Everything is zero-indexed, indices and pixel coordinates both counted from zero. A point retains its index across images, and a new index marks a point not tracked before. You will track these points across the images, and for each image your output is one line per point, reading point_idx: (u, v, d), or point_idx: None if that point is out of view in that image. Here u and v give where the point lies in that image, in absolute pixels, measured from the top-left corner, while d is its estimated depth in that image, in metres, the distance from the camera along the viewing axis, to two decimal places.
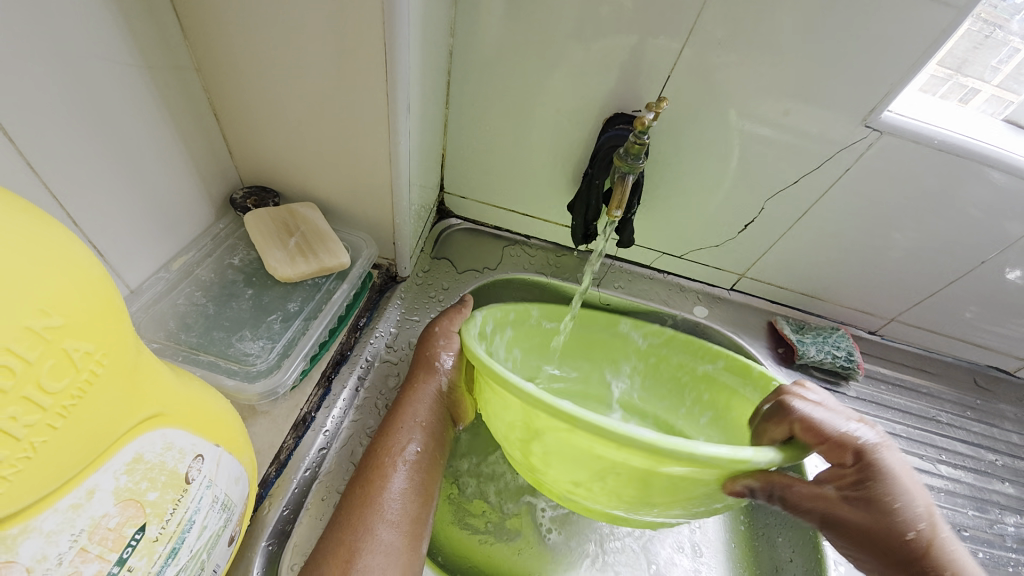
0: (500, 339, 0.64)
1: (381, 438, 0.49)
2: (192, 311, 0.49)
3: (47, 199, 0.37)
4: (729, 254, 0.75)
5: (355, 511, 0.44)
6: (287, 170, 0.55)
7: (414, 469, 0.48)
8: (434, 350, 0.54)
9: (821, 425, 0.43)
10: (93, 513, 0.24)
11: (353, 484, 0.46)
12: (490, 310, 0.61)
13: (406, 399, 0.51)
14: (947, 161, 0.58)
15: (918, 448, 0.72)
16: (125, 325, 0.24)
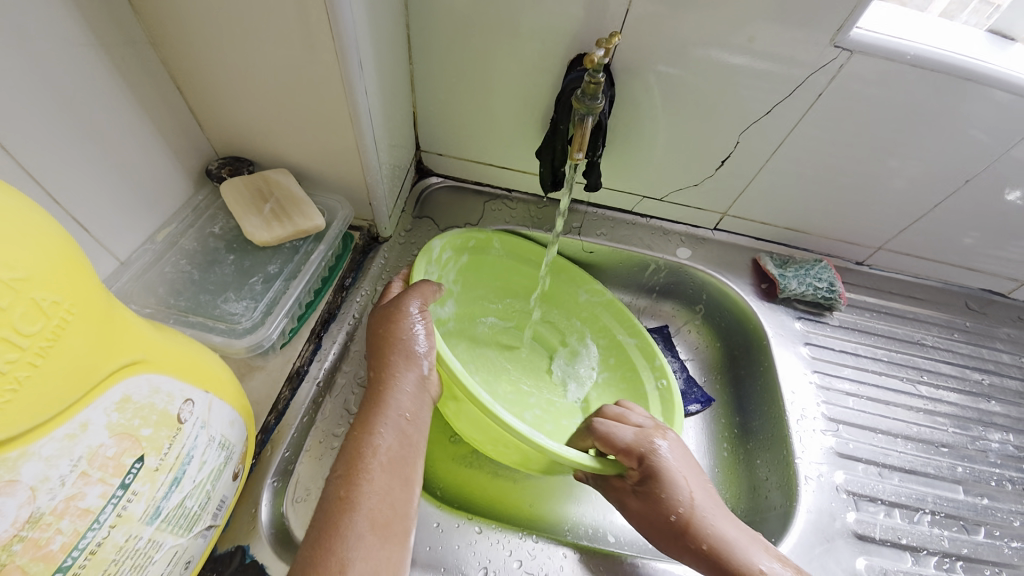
0: (455, 265, 0.69)
1: (360, 436, 0.45)
2: (179, 278, 0.52)
3: (25, 178, 0.40)
4: (710, 192, 0.75)
5: (343, 516, 0.41)
6: (256, 138, 0.56)
7: (398, 467, 0.45)
8: (405, 335, 0.50)
9: (612, 435, 0.52)
10: (88, 443, 0.27)
11: (335, 490, 0.43)
12: (451, 239, 0.67)
13: (381, 392, 0.48)
14: (926, 77, 0.56)
15: (899, 370, 0.74)
16: (88, 279, 0.27)
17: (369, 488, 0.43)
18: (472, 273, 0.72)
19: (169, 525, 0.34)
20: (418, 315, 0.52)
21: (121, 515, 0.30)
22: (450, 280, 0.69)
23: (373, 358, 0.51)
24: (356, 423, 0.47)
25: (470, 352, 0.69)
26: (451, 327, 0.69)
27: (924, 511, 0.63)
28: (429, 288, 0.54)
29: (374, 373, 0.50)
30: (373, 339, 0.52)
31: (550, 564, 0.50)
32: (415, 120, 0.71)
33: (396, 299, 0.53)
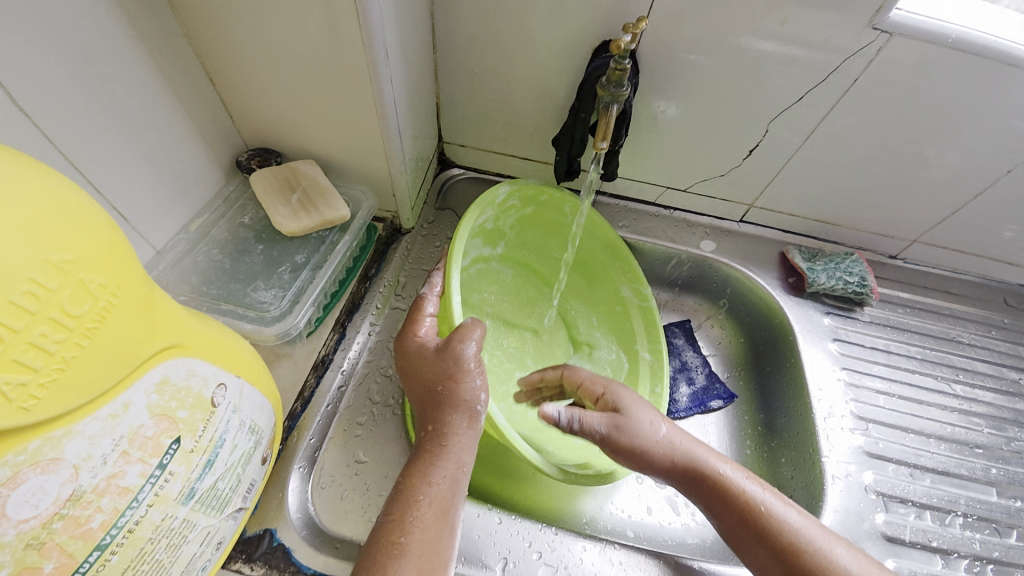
0: (516, 213, 0.69)
1: (415, 483, 0.45)
2: (211, 267, 0.54)
3: (68, 167, 0.41)
4: (736, 183, 0.73)
5: (392, 561, 0.40)
6: (284, 129, 0.57)
7: (448, 516, 0.44)
8: (464, 383, 0.49)
9: (578, 373, 0.56)
10: (130, 423, 0.28)
11: (387, 535, 0.41)
12: (521, 187, 0.66)
13: (433, 441, 0.47)
14: (971, 61, 0.53)
15: (932, 368, 0.71)
16: (130, 264, 0.27)
17: (421, 536, 0.41)
18: (533, 221, 0.72)
19: (202, 506, 0.36)
20: (474, 362, 0.50)
21: (158, 494, 0.31)
22: (506, 225, 0.70)
23: (425, 403, 0.50)
24: (409, 469, 0.46)
25: (507, 293, 0.71)
26: (500, 267, 0.72)
27: (956, 513, 0.61)
28: (484, 337, 0.52)
29: (427, 420, 0.49)
30: (425, 382, 0.50)
31: (569, 557, 0.50)
32: (438, 111, 0.71)
33: (452, 342, 0.51)
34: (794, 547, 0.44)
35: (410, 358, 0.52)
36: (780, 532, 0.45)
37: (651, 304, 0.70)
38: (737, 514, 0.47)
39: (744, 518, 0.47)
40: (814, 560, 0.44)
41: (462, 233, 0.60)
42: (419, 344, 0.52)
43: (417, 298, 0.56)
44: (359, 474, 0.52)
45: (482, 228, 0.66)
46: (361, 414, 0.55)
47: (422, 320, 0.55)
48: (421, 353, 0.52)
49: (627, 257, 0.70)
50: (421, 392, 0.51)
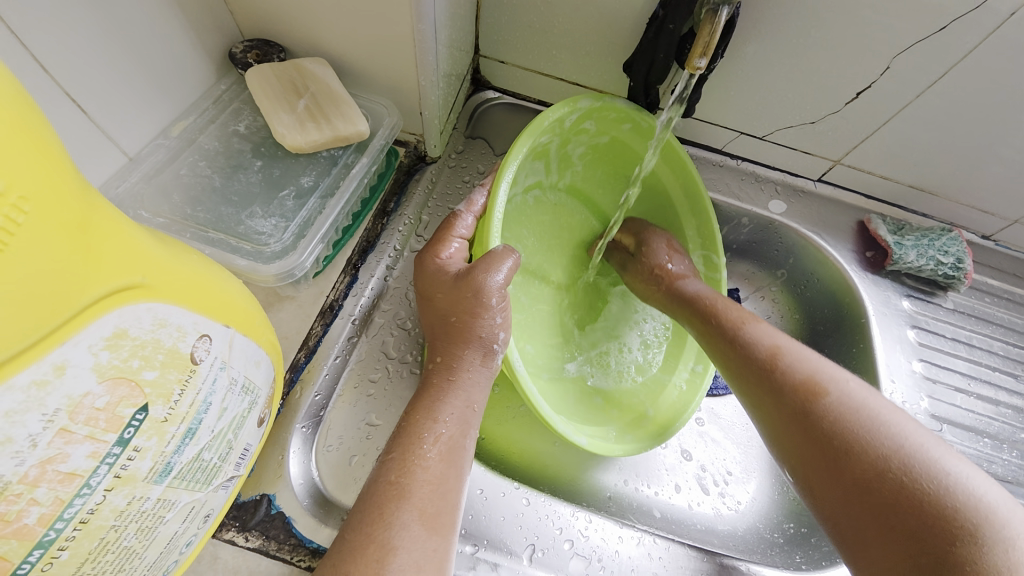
0: (588, 139, 0.57)
1: (419, 420, 0.38)
2: (198, 183, 0.44)
3: (8, 41, 0.30)
4: (826, 135, 0.61)
5: (391, 503, 0.33)
6: (288, 16, 0.45)
7: (456, 457, 0.37)
8: (482, 317, 0.42)
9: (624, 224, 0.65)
10: (69, 391, 0.21)
11: (385, 473, 0.35)
12: (603, 108, 0.53)
13: (439, 375, 0.41)
14: None
15: (1016, 367, 0.64)
16: (39, 168, 0.19)
17: (424, 477, 0.35)
18: (607, 152, 0.59)
19: (183, 482, 0.29)
20: (497, 293, 0.42)
21: (119, 476, 0.24)
22: (574, 153, 0.59)
23: (435, 336, 0.43)
24: (413, 405, 0.40)
25: (564, 228, 0.62)
26: (567, 200, 0.62)
27: None
28: (517, 268, 0.43)
29: (435, 352, 0.43)
30: (438, 312, 0.43)
31: (603, 548, 0.46)
32: (476, 13, 0.56)
33: (475, 270, 0.42)
34: (742, 339, 0.47)
35: (425, 282, 0.44)
36: (735, 327, 0.48)
37: (719, 277, 0.59)
38: (704, 316, 0.51)
39: (706, 318, 0.51)
40: (756, 348, 0.46)
41: (517, 151, 0.48)
42: (439, 267, 0.44)
43: (449, 215, 0.47)
44: (371, 438, 0.46)
45: (545, 151, 0.55)
46: (375, 370, 0.48)
47: (449, 241, 0.46)
48: (437, 278, 0.43)
49: (705, 216, 0.58)
50: (433, 323, 0.44)
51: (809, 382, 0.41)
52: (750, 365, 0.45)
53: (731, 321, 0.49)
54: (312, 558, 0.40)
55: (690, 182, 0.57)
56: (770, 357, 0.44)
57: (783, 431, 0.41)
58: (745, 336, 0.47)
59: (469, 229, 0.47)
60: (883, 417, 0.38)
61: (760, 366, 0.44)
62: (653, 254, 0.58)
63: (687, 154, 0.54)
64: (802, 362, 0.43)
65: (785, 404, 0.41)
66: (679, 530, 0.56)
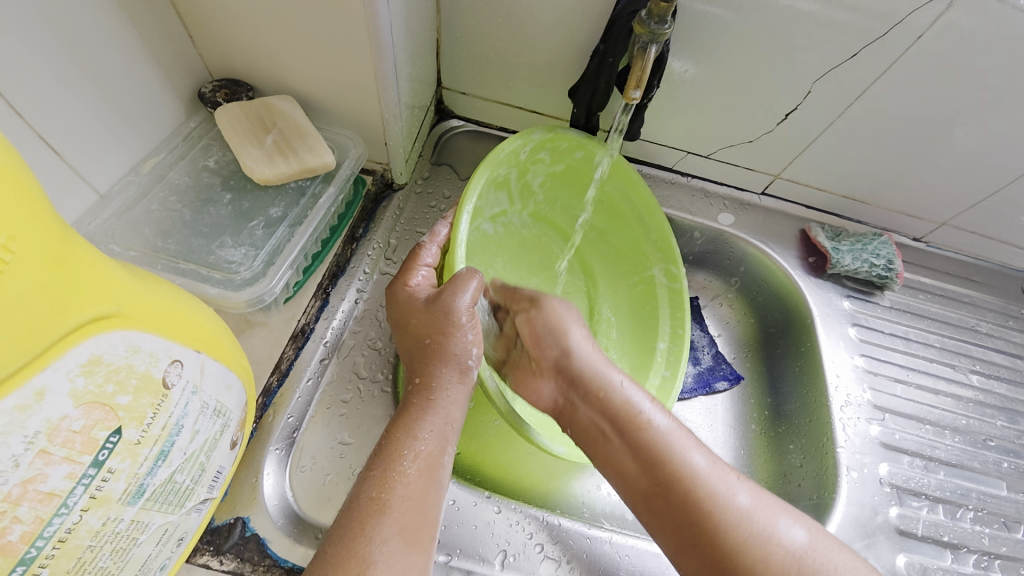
0: (545, 168, 0.61)
1: (400, 438, 0.39)
2: (168, 217, 0.46)
3: None
4: (764, 152, 0.66)
5: (372, 518, 0.35)
6: (256, 59, 0.48)
7: (435, 473, 0.39)
8: (455, 336, 0.44)
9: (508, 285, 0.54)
10: (48, 415, 0.22)
11: (367, 490, 0.36)
12: (555, 138, 0.58)
13: (417, 395, 0.42)
14: None
15: (951, 358, 0.69)
16: (31, 209, 0.21)
17: (405, 492, 0.37)
18: (562, 180, 0.63)
19: (156, 503, 0.30)
20: (467, 313, 0.45)
21: (95, 496, 0.26)
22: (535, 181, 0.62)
23: (413, 359, 0.45)
24: (393, 423, 0.41)
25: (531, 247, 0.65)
26: (528, 224, 0.65)
27: (967, 507, 0.61)
28: (482, 288, 0.46)
29: (415, 374, 0.44)
30: (414, 335, 0.45)
31: (573, 548, 0.48)
32: (436, 50, 0.60)
33: (443, 293, 0.45)
34: (662, 470, 0.40)
35: (399, 310, 0.46)
36: (670, 465, 0.40)
37: (682, 286, 0.62)
38: (618, 427, 0.43)
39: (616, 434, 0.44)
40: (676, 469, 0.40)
41: (478, 180, 0.52)
42: (409, 294, 0.46)
43: (414, 246, 0.50)
44: (344, 457, 0.47)
45: (506, 180, 0.59)
46: (347, 390, 0.50)
47: (416, 269, 0.48)
48: (410, 304, 0.46)
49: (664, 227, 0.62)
50: (410, 347, 0.46)
51: (730, 516, 0.37)
52: (689, 518, 0.38)
53: (660, 456, 0.41)
54: None
55: (646, 199, 0.61)
56: (687, 486, 0.39)
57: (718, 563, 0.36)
58: (668, 479, 0.40)
59: (434, 257, 0.50)
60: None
61: (683, 514, 0.38)
62: (554, 317, 0.50)
63: (638, 174, 0.60)
64: (749, 509, 0.37)
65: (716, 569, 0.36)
66: None
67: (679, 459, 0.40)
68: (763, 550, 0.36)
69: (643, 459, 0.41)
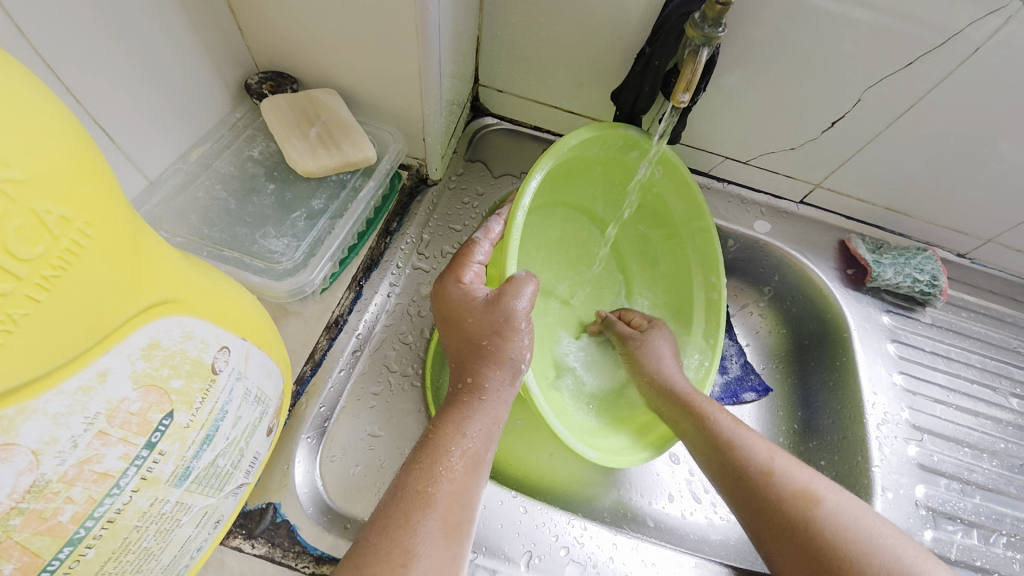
0: (593, 159, 0.58)
1: (448, 434, 0.40)
2: (214, 206, 0.47)
3: (43, 70, 0.33)
4: (805, 159, 0.64)
5: (417, 511, 0.35)
6: (303, 52, 0.48)
7: (477, 472, 0.39)
8: (511, 339, 0.44)
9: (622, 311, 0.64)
10: (108, 397, 0.23)
11: (412, 483, 0.37)
12: (612, 134, 0.55)
13: (466, 394, 0.43)
14: None
15: (993, 380, 0.66)
16: (107, 198, 0.22)
17: (449, 487, 0.37)
18: (610, 172, 0.61)
19: (199, 486, 0.31)
20: (525, 317, 0.44)
21: (145, 477, 0.27)
22: (579, 170, 0.59)
23: (463, 357, 0.45)
24: (441, 418, 0.41)
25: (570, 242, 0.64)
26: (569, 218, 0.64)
27: (1001, 533, 0.58)
28: (538, 294, 0.45)
29: (464, 373, 0.44)
30: (465, 334, 0.44)
31: (598, 555, 0.47)
32: (476, 47, 0.60)
33: (503, 296, 0.44)
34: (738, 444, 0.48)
35: (449, 307, 0.45)
36: (728, 434, 0.49)
37: (718, 297, 0.61)
38: (692, 419, 0.52)
39: (698, 419, 0.51)
40: (747, 457, 0.47)
41: (535, 174, 0.50)
42: (463, 293, 0.45)
43: (468, 241, 0.49)
44: (374, 449, 0.48)
45: (555, 171, 0.56)
46: (376, 383, 0.50)
47: (469, 265, 0.47)
48: (465, 302, 0.44)
49: (708, 235, 0.61)
50: (460, 345, 0.45)
51: (827, 520, 0.41)
52: (735, 472, 0.47)
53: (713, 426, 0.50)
54: (317, 565, 0.41)
55: (698, 206, 0.59)
56: (737, 460, 0.47)
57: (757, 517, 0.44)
58: (718, 438, 0.49)
59: (486, 254, 0.49)
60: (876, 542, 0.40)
61: (723, 457, 0.48)
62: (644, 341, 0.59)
63: (694, 180, 0.57)
64: (793, 474, 0.45)
65: (748, 503, 0.45)
66: (673, 539, 0.57)
67: (766, 471, 0.45)
68: (807, 513, 0.42)
69: (717, 437, 0.49)
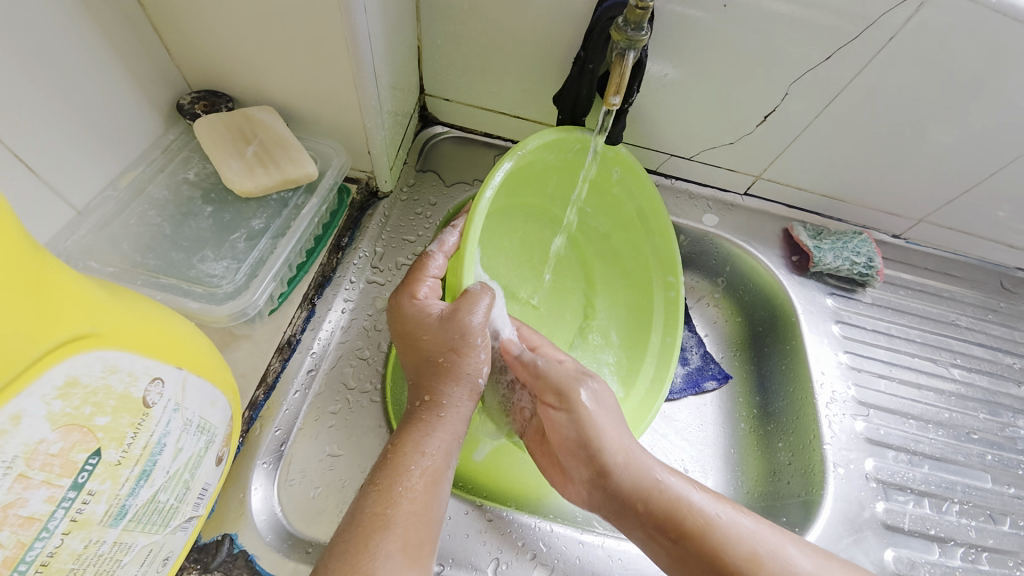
0: (548, 164, 0.59)
1: (406, 452, 0.39)
2: (149, 231, 0.45)
3: None
4: (745, 153, 0.67)
5: (376, 534, 0.35)
6: (236, 70, 0.47)
7: (438, 489, 0.39)
8: (467, 356, 0.43)
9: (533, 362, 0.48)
10: (25, 439, 0.22)
11: (370, 505, 0.36)
12: (564, 137, 0.56)
13: (425, 412, 0.42)
14: (1005, 29, 0.49)
15: (933, 352, 0.70)
16: None
17: (409, 507, 0.37)
18: (564, 175, 0.62)
19: (139, 524, 0.30)
20: (481, 332, 0.44)
21: (75, 519, 0.26)
22: (534, 176, 0.60)
23: (420, 374, 0.44)
24: (400, 436, 0.41)
25: (529, 247, 0.65)
26: (525, 223, 0.65)
27: (953, 500, 0.62)
28: (493, 306, 0.45)
29: (422, 390, 0.43)
30: (423, 351, 0.44)
31: (566, 554, 0.48)
32: (419, 58, 0.60)
33: (459, 311, 0.44)
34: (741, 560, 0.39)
35: (406, 324, 0.45)
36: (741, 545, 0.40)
37: (676, 294, 0.64)
38: (677, 539, 0.41)
39: (697, 534, 0.41)
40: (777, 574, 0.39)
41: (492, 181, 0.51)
42: (418, 309, 0.45)
43: (421, 256, 0.49)
44: (334, 468, 0.47)
45: (511, 177, 0.57)
46: (334, 402, 0.49)
47: (422, 281, 0.48)
48: (420, 318, 0.45)
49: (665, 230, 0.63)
50: (418, 362, 0.44)
51: None
52: None
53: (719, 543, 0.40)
54: None
55: (656, 204, 0.62)
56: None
57: None
58: (729, 556, 0.39)
59: (440, 268, 0.49)
60: None
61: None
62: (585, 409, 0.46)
63: (649, 177, 0.60)
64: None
65: None
66: None
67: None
68: None
69: (717, 562, 0.39)
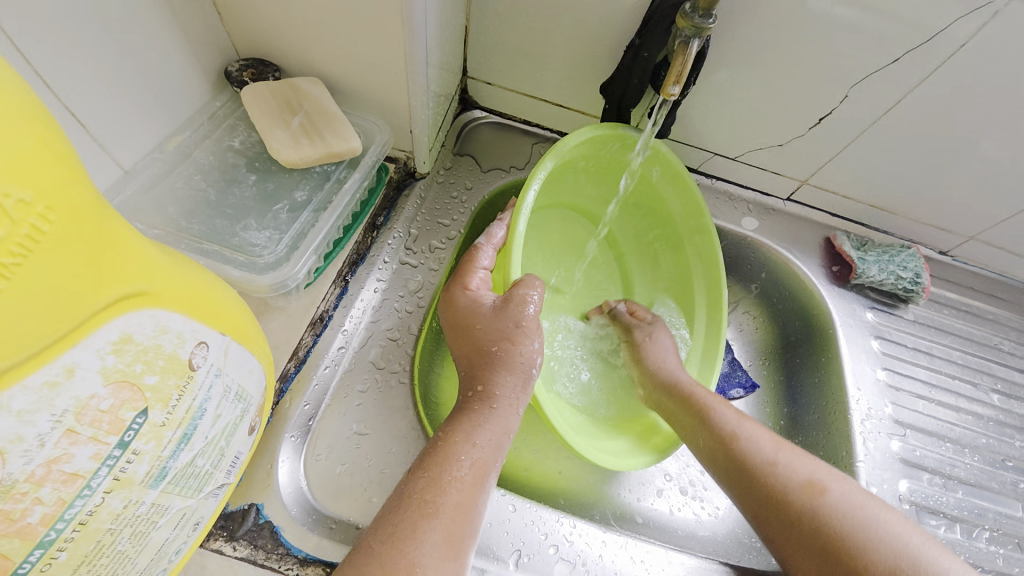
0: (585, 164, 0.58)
1: (456, 441, 0.39)
2: (193, 197, 0.45)
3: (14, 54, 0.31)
4: (792, 156, 0.65)
5: (422, 520, 0.34)
6: (284, 39, 0.47)
7: (486, 482, 0.38)
8: (522, 344, 0.43)
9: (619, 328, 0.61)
10: (76, 393, 0.22)
11: (418, 491, 0.36)
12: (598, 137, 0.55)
13: (475, 406, 0.41)
14: None
15: (973, 376, 0.68)
16: (72, 181, 0.21)
17: (456, 498, 0.36)
18: (604, 172, 0.60)
19: (176, 487, 0.30)
20: (534, 324, 0.44)
21: (118, 478, 0.26)
22: (571, 175, 0.59)
23: (473, 365, 0.44)
24: (449, 426, 0.40)
25: (568, 241, 0.64)
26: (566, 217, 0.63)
27: (983, 527, 0.60)
28: (542, 298, 0.45)
29: (475, 381, 0.43)
30: (474, 342, 0.44)
31: (588, 553, 0.47)
32: (464, 38, 0.59)
33: (510, 303, 0.44)
34: (788, 478, 0.44)
35: (458, 314, 0.45)
36: (730, 427, 0.49)
37: (720, 291, 0.61)
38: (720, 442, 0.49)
39: (701, 412, 0.51)
40: (750, 447, 0.47)
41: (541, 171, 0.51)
42: (472, 299, 0.45)
43: (471, 247, 0.49)
44: (361, 447, 0.47)
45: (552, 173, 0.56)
46: (363, 380, 0.49)
47: (473, 271, 0.47)
48: (474, 308, 0.44)
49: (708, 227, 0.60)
50: (470, 353, 0.44)
51: (826, 496, 0.42)
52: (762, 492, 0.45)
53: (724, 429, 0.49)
54: (301, 566, 0.40)
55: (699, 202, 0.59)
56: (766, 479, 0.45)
57: (794, 535, 0.42)
58: (749, 460, 0.46)
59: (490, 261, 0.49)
60: (874, 518, 0.41)
61: (756, 481, 0.45)
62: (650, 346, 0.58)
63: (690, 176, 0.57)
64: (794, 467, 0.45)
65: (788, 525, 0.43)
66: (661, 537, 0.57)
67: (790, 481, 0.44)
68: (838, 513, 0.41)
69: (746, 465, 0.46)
